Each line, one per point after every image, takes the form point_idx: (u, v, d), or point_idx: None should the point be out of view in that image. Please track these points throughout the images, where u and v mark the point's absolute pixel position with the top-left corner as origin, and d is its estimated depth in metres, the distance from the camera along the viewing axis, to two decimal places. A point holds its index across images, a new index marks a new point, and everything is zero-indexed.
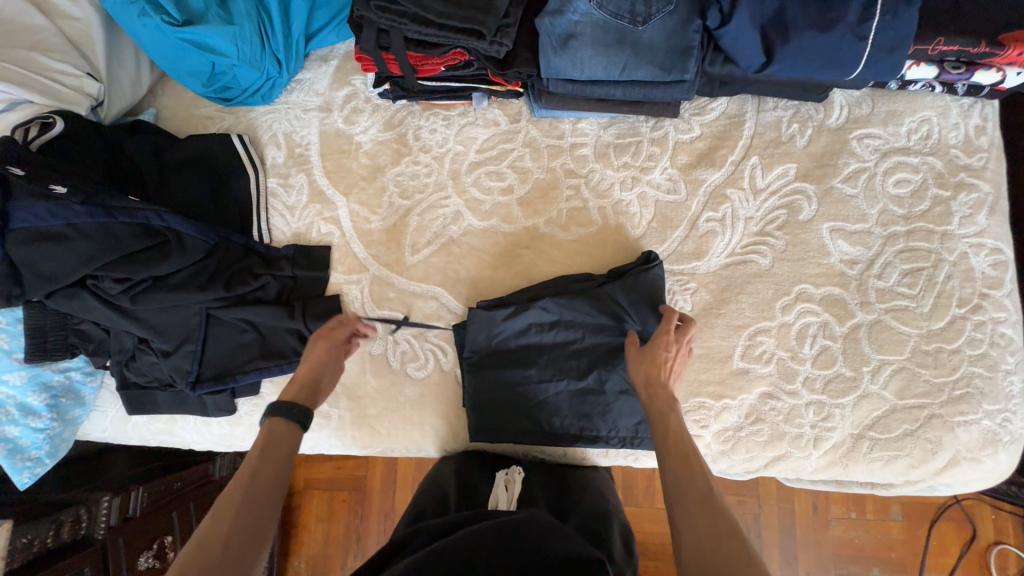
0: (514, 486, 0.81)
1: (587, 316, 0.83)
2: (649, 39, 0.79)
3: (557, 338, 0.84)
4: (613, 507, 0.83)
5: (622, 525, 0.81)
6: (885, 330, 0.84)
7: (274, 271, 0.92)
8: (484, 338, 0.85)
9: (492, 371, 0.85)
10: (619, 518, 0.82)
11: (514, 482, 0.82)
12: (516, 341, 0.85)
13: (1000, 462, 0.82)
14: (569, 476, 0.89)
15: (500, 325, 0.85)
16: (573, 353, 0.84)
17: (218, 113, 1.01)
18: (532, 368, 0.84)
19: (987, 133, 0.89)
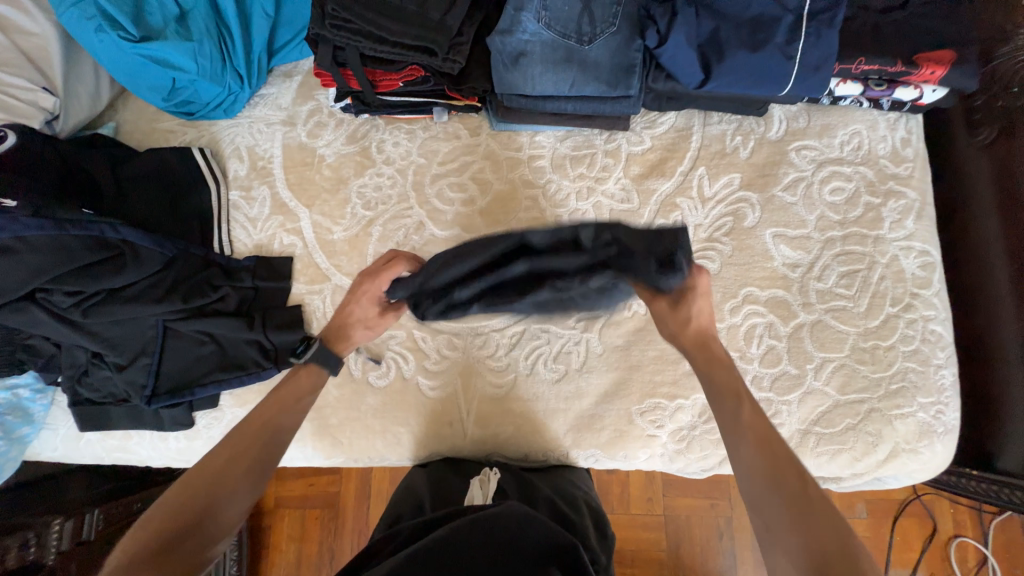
0: (490, 483, 0.83)
1: (550, 258, 0.88)
2: (595, 57, 0.83)
3: (518, 285, 0.88)
4: (583, 494, 0.87)
5: (595, 509, 0.86)
6: (825, 329, 0.89)
7: (234, 282, 0.92)
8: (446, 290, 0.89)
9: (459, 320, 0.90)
10: (590, 504, 0.86)
11: (489, 480, 0.84)
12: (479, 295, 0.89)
13: (937, 452, 0.87)
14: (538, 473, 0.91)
15: (461, 275, 0.88)
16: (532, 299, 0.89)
17: (181, 126, 1.02)
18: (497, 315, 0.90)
19: (912, 145, 0.96)
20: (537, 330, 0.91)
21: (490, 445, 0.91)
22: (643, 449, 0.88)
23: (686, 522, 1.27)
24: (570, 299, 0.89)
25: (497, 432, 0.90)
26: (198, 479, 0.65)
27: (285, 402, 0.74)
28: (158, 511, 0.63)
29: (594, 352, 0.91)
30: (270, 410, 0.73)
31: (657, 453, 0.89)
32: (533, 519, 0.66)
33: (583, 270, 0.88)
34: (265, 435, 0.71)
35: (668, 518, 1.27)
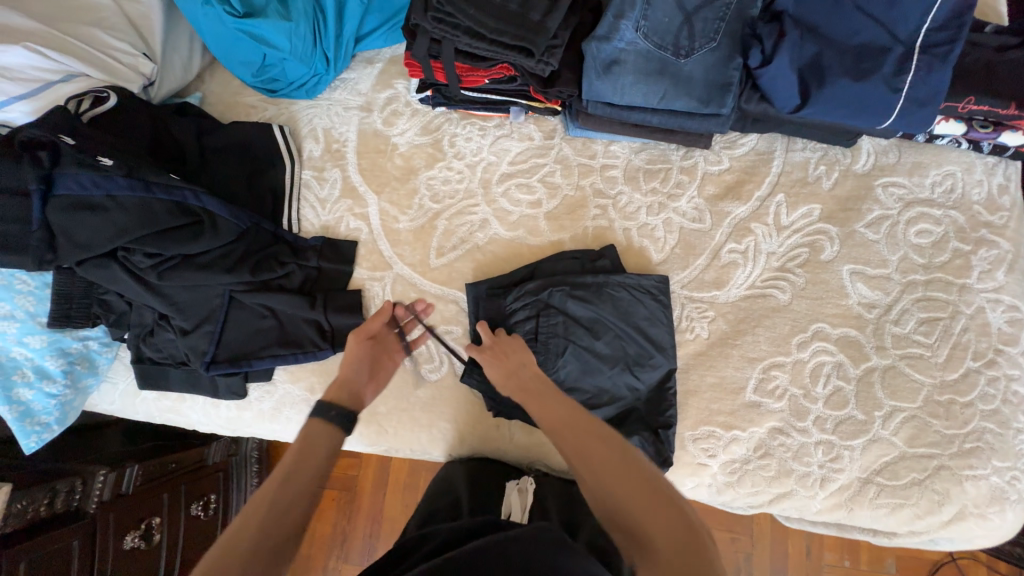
0: (527, 494, 0.83)
1: (606, 301, 0.86)
2: (689, 72, 0.82)
3: (572, 321, 0.85)
4: None
5: None
6: (898, 376, 0.85)
7: (300, 260, 0.94)
8: (503, 309, 0.88)
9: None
10: None
11: (528, 490, 0.83)
12: (535, 329, 0.86)
13: (1007, 520, 0.81)
14: (576, 488, 0.88)
15: (521, 302, 0.87)
16: (583, 339, 0.84)
17: (262, 103, 1.04)
18: (549, 347, 0.84)
19: (1009, 193, 0.91)
20: (589, 367, 0.83)
21: (534, 453, 0.90)
22: (692, 476, 0.86)
23: None
24: (623, 348, 0.84)
25: (542, 441, 0.89)
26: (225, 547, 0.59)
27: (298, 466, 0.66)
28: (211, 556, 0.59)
29: (663, 361, 0.84)
30: (270, 483, 0.65)
31: (705, 482, 0.86)
32: (567, 546, 0.62)
33: (637, 327, 0.85)
34: (283, 512, 0.62)
35: None
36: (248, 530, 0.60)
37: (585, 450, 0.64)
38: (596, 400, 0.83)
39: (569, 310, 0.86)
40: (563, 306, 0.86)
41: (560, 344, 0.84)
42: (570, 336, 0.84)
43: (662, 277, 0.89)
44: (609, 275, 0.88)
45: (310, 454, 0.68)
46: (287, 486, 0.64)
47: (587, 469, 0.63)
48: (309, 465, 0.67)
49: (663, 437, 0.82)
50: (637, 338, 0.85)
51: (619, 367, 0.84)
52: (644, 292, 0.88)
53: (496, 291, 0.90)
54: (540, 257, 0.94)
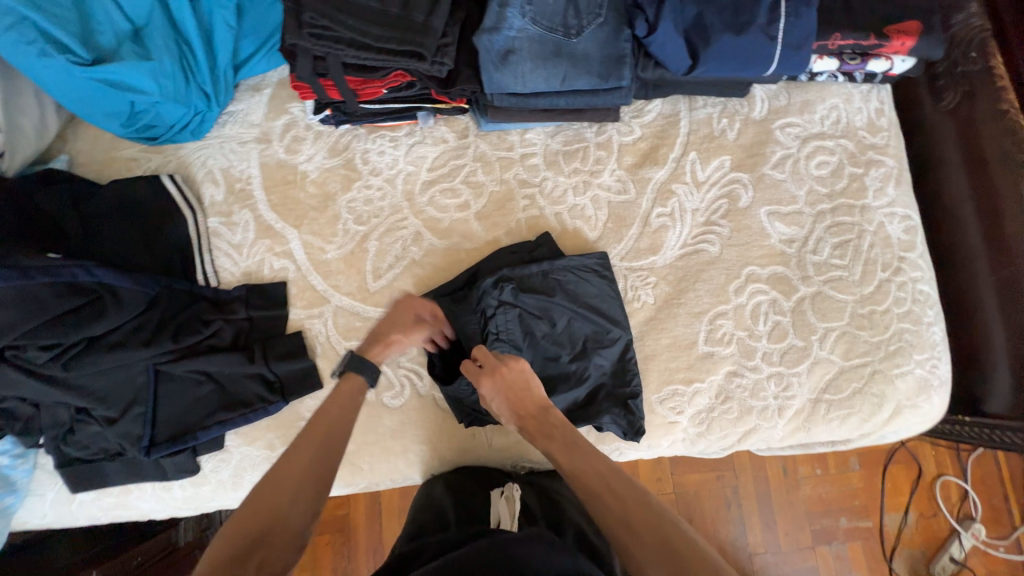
0: (515, 501, 0.81)
1: (552, 288, 0.87)
2: (584, 50, 0.82)
3: (526, 314, 0.85)
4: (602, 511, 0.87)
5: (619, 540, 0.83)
6: (825, 300, 0.92)
7: (226, 315, 0.87)
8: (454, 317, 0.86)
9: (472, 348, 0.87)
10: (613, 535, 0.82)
11: (515, 498, 0.82)
12: (493, 330, 0.84)
13: (934, 404, 0.92)
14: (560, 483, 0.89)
15: (473, 306, 0.85)
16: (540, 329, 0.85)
17: (144, 153, 0.94)
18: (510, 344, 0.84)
19: (885, 115, 1.00)
20: (550, 356, 0.85)
21: (515, 454, 0.89)
22: (666, 436, 0.89)
23: (695, 497, 1.32)
24: (578, 329, 0.86)
25: (520, 440, 0.88)
26: (267, 488, 0.65)
27: (325, 420, 0.73)
28: (254, 499, 0.64)
29: (619, 333, 0.87)
30: (309, 432, 0.72)
31: (679, 438, 0.89)
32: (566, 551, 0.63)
33: (588, 305, 0.87)
34: (316, 460, 0.69)
35: (679, 494, 1.31)
36: (291, 472, 0.67)
37: (618, 510, 0.61)
38: (565, 387, 0.84)
39: (521, 304, 0.85)
40: (513, 301, 0.85)
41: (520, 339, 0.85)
42: (526, 329, 0.85)
43: (601, 255, 0.91)
44: (549, 261, 0.89)
45: (343, 403, 0.76)
46: (316, 439, 0.71)
47: (624, 530, 0.60)
48: (343, 415, 0.75)
49: (632, 406, 0.85)
50: (590, 317, 0.86)
51: (579, 348, 0.86)
52: (587, 271, 0.89)
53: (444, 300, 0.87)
54: (479, 258, 0.93)
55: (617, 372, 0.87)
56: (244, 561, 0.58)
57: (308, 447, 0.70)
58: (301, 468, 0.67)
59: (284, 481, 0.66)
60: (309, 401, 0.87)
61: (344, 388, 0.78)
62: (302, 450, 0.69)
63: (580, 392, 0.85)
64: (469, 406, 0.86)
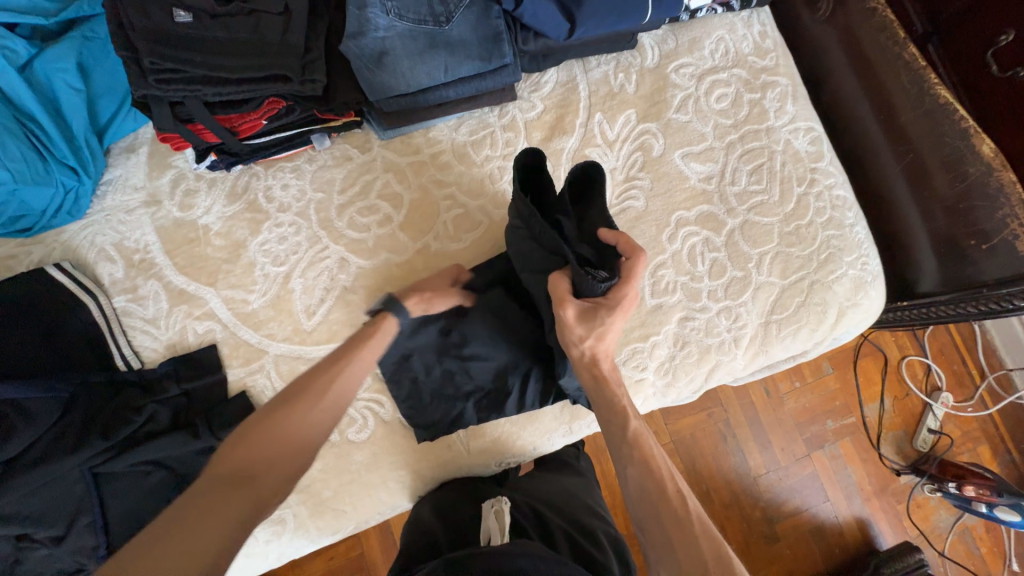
0: (505, 514, 0.76)
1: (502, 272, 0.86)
2: (459, 36, 0.79)
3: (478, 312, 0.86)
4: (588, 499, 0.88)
5: (612, 535, 0.81)
6: (753, 226, 0.95)
7: (158, 395, 0.81)
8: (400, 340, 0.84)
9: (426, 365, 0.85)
10: (607, 531, 0.81)
11: (505, 509, 0.77)
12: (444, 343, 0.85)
13: (872, 298, 0.96)
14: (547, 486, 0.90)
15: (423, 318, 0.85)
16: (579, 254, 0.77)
17: (21, 247, 0.85)
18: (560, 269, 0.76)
19: (769, 37, 1.02)
20: (502, 349, 0.85)
21: (494, 453, 0.88)
22: (637, 395, 0.90)
23: (693, 439, 1.35)
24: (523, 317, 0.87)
25: (496, 438, 0.87)
26: (253, 443, 0.59)
27: (323, 379, 0.64)
28: (237, 448, 0.59)
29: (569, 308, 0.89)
30: (306, 386, 0.64)
31: (650, 393, 0.91)
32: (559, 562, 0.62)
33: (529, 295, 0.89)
34: (309, 428, 0.62)
35: (677, 441, 1.35)
36: (281, 433, 0.60)
37: (663, 507, 0.60)
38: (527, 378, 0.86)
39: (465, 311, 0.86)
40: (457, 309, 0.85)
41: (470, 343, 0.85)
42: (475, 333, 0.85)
43: None
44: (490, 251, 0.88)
45: (347, 361, 0.67)
46: (312, 400, 0.63)
47: (672, 530, 0.59)
48: (346, 374, 0.66)
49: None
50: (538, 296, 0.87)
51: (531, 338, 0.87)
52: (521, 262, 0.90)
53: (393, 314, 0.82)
54: (413, 271, 0.90)
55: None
56: (210, 519, 0.53)
57: (300, 406, 0.62)
58: (291, 433, 0.61)
59: (271, 441, 0.59)
60: None
61: (354, 348, 0.68)
62: (293, 407, 0.62)
63: (542, 379, 0.86)
64: (440, 423, 0.84)
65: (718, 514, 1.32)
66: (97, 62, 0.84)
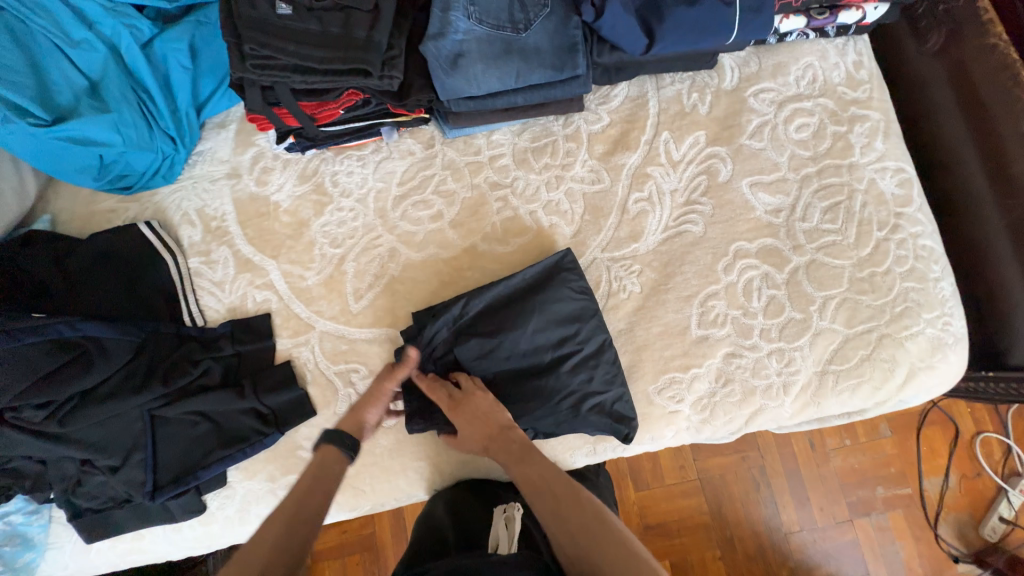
0: (515, 522, 0.77)
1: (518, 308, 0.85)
2: (535, 44, 0.80)
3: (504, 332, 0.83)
4: None
5: None
6: (820, 267, 0.88)
7: (214, 353, 0.87)
8: (427, 351, 0.85)
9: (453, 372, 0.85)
10: None
11: (515, 518, 0.78)
12: (470, 343, 0.83)
13: (952, 363, 0.87)
14: None
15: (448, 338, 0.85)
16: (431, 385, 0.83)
17: (121, 203, 0.95)
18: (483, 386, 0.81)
19: (864, 67, 0.95)
20: (534, 355, 0.83)
21: None
22: (669, 426, 0.86)
23: (722, 480, 1.28)
24: (555, 327, 0.84)
25: None
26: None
27: (294, 502, 0.68)
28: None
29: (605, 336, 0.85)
30: (278, 514, 0.67)
31: (682, 427, 0.86)
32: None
33: (568, 305, 0.85)
34: (286, 545, 0.64)
35: (704, 479, 1.28)
36: (257, 557, 0.62)
37: (551, 503, 0.70)
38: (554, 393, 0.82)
39: (484, 314, 0.85)
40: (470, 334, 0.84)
41: (499, 348, 0.83)
42: (504, 338, 0.83)
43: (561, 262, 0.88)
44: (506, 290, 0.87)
45: (318, 481, 0.71)
46: (283, 522, 0.66)
47: (566, 538, 0.66)
48: (316, 497, 0.69)
49: (616, 410, 0.82)
50: (565, 323, 0.84)
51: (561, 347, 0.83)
52: (551, 271, 0.88)
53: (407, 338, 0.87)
54: (458, 269, 0.92)
55: (606, 374, 0.83)
56: None
57: (276, 531, 0.65)
58: (273, 552, 0.63)
59: (253, 564, 0.61)
60: (305, 429, 0.88)
61: (314, 475, 0.71)
62: (268, 535, 0.64)
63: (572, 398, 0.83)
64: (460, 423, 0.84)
65: (740, 566, 1.24)
66: (205, 43, 0.91)
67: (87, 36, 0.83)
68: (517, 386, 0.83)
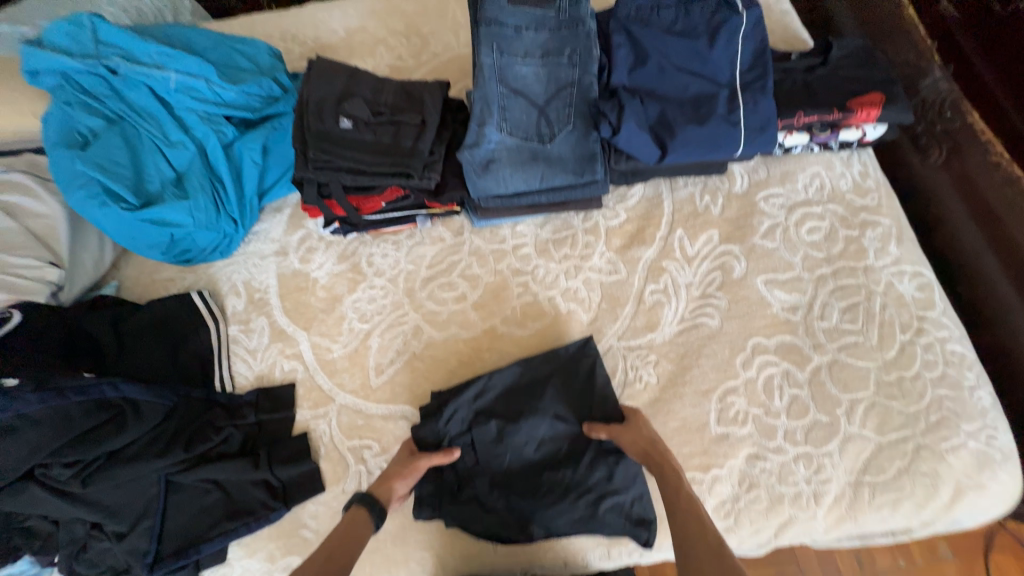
0: None
1: (535, 393, 0.87)
2: (559, 153, 0.89)
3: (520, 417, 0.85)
4: None
5: None
6: (844, 368, 0.86)
7: (237, 420, 0.90)
8: (443, 432, 0.87)
9: (472, 455, 0.84)
10: None
11: None
12: (487, 428, 0.85)
13: (1003, 482, 0.80)
14: None
15: (465, 420, 0.87)
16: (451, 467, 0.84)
17: (180, 273, 1.05)
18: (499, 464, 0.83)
19: (871, 177, 1.01)
20: (550, 444, 0.84)
21: (523, 559, 0.82)
22: None
23: None
24: (569, 419, 0.85)
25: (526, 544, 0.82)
26: None
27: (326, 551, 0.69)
28: None
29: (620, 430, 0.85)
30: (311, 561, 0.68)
31: None
32: None
33: (584, 395, 0.87)
34: None
35: None
36: None
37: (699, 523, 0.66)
38: (571, 486, 0.81)
39: (501, 396, 0.88)
40: (487, 417, 0.86)
41: (514, 436, 0.84)
42: (520, 425, 0.84)
43: (581, 349, 0.91)
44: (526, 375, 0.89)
45: (352, 532, 0.73)
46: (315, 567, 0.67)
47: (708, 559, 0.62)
48: (347, 547, 0.70)
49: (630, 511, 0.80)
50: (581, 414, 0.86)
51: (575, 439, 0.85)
52: (573, 358, 0.90)
53: (424, 415, 0.88)
54: (477, 349, 0.95)
55: (625, 472, 0.81)
56: None
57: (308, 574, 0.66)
58: None
59: None
60: (312, 506, 0.87)
61: (344, 527, 0.73)
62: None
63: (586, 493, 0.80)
64: (471, 516, 0.81)
65: None
66: (277, 144, 1.04)
67: (183, 138, 0.96)
68: (531, 478, 0.82)
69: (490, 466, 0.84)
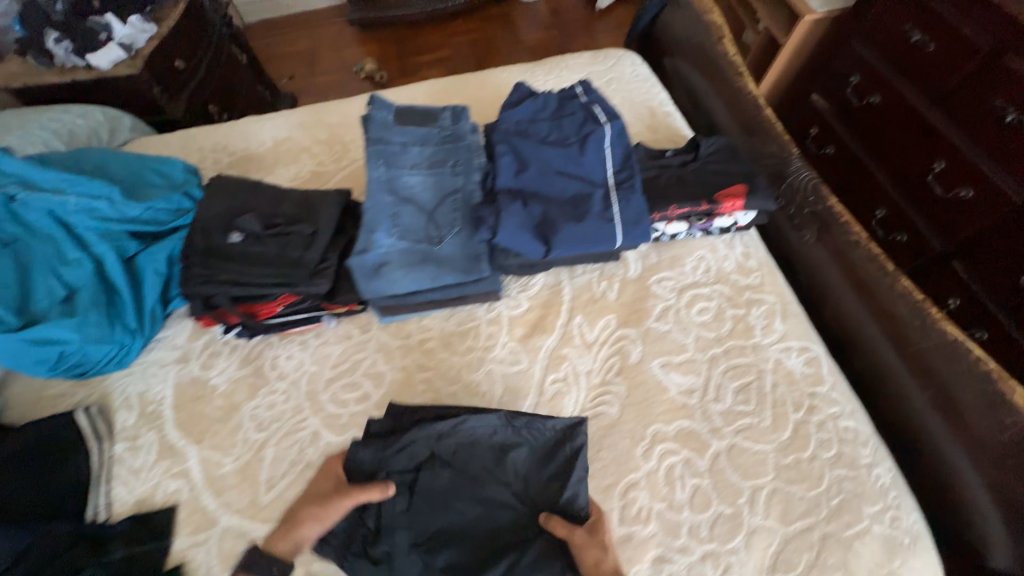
0: None
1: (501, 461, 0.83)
2: (448, 253, 0.94)
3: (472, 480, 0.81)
4: None
5: None
6: (742, 453, 0.85)
7: (102, 558, 0.80)
8: (386, 459, 0.82)
9: (403, 520, 0.78)
10: None
11: None
12: (437, 476, 0.81)
13: (917, 571, 0.76)
14: None
15: (416, 457, 0.82)
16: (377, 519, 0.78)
17: (71, 388, 1.01)
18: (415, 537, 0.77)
19: (753, 257, 1.07)
20: (490, 508, 0.79)
21: None
22: None
23: None
24: (523, 499, 0.80)
25: None
26: None
27: None
28: None
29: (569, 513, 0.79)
30: None
31: None
32: None
33: (548, 467, 0.82)
34: None
35: None
36: None
37: None
38: None
39: (463, 448, 0.83)
40: (437, 477, 0.81)
41: (457, 500, 0.79)
42: (473, 487, 0.80)
43: (567, 427, 0.84)
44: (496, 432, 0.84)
45: None
46: None
47: None
48: None
49: None
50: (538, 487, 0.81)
51: (515, 517, 0.79)
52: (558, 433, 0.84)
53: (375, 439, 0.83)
54: None
55: None
56: None
57: None
58: None
59: None
60: None
61: None
62: None
63: None
64: None
65: None
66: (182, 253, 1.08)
67: (80, 256, 0.98)
68: None
69: (418, 522, 0.78)
